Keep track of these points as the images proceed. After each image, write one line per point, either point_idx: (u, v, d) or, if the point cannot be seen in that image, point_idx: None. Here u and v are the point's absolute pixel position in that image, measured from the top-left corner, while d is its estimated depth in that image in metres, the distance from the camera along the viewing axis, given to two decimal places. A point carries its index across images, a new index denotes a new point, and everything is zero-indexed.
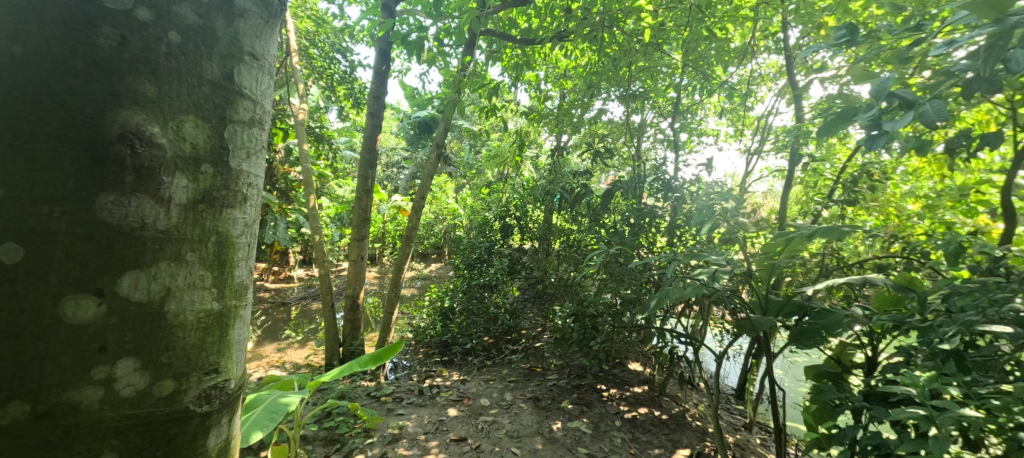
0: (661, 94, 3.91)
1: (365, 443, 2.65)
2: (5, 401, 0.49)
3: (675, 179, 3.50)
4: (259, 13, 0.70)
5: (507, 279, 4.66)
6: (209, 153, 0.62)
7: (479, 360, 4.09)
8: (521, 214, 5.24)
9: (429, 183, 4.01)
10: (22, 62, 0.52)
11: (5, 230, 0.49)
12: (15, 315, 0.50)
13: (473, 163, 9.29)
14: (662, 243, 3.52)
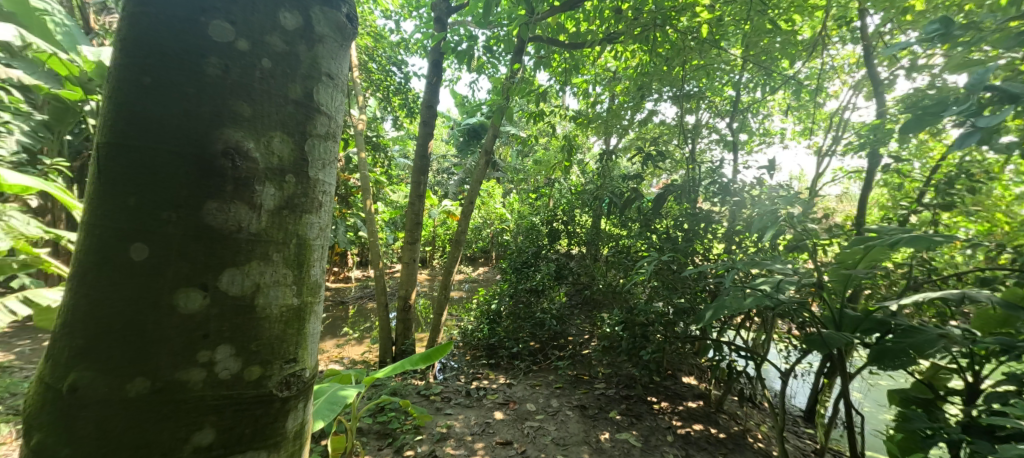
0: (718, 93, 3.80)
1: (415, 439, 2.75)
2: (131, 378, 0.58)
3: (734, 183, 3.37)
4: (335, 37, 0.77)
5: (554, 285, 4.68)
6: (292, 164, 0.70)
7: (526, 365, 4.12)
8: (568, 218, 5.23)
9: (478, 189, 4.10)
10: (150, 92, 0.62)
11: (137, 231, 0.59)
12: (140, 306, 0.59)
13: (520, 168, 9.36)
14: (719, 250, 3.41)
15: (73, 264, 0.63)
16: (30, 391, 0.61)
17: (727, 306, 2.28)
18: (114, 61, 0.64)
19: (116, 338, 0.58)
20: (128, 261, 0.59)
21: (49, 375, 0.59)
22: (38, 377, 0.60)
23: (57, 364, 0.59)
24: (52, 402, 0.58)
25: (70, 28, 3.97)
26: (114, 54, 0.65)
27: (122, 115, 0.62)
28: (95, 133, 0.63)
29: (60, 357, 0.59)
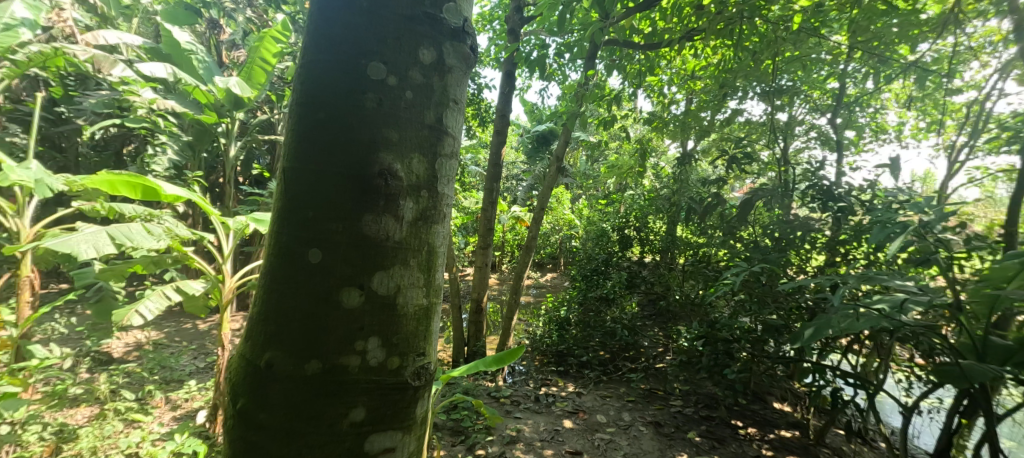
0: (817, 85, 3.56)
1: (486, 439, 2.86)
2: (308, 360, 0.70)
3: (836, 187, 3.06)
4: (459, 67, 0.87)
5: (625, 294, 4.59)
6: (426, 182, 0.80)
7: (595, 375, 4.04)
8: (640, 224, 5.11)
9: (548, 195, 4.15)
10: (325, 125, 0.75)
11: (315, 237, 0.71)
12: (315, 301, 0.71)
13: (590, 173, 9.26)
14: (820, 262, 3.18)
15: (264, 265, 0.78)
16: (234, 366, 0.76)
17: (832, 326, 2.13)
18: (297, 101, 0.80)
19: (297, 326, 0.71)
20: (307, 263, 0.72)
21: (248, 353, 0.74)
22: (240, 354, 0.75)
23: (254, 346, 0.73)
24: (251, 378, 0.72)
25: (208, 63, 4.67)
26: (296, 96, 0.80)
27: (303, 145, 0.76)
28: (281, 160, 0.78)
29: (256, 340, 0.73)
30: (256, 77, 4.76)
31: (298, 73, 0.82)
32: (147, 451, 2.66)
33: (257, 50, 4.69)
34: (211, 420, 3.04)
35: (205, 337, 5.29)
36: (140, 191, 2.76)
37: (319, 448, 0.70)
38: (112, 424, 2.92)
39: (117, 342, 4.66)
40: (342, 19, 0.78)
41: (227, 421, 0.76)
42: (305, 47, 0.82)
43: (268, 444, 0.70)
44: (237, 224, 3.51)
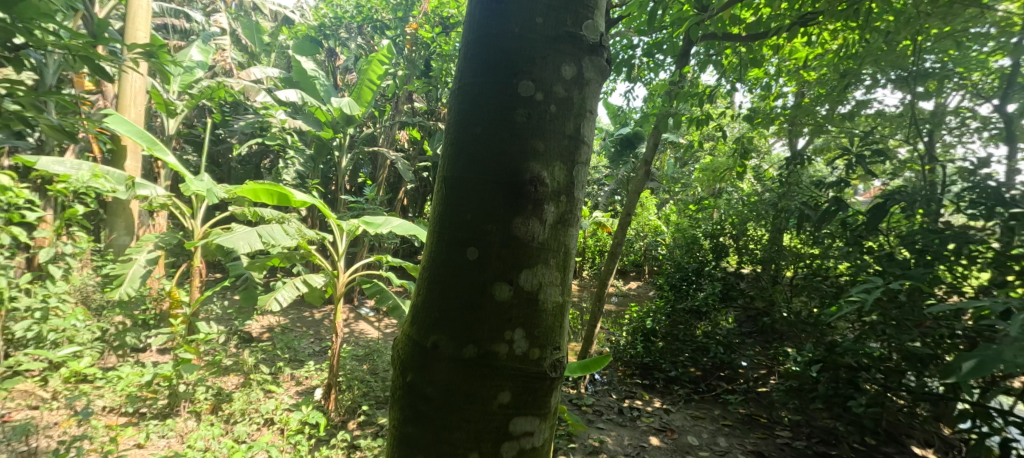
0: (976, 66, 3.04)
1: (569, 446, 3.25)
2: (466, 345, 0.80)
3: (1007, 189, 2.62)
4: (596, 81, 0.94)
5: (721, 307, 4.64)
6: (565, 188, 0.87)
7: (686, 392, 4.27)
8: (737, 233, 5.02)
9: (635, 201, 4.04)
10: (481, 138, 0.85)
11: (473, 236, 0.82)
12: (473, 294, 0.81)
13: (679, 177, 8.83)
14: (984, 280, 2.67)
15: (426, 260, 0.91)
16: (402, 345, 0.90)
17: (1001, 361, 1.84)
18: (455, 118, 0.92)
19: (457, 314, 0.82)
20: (465, 259, 0.83)
21: (415, 337, 0.86)
22: (407, 337, 0.89)
23: (419, 331, 0.85)
24: (417, 358, 0.84)
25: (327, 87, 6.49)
26: (453, 114, 0.93)
27: (462, 156, 0.87)
28: (441, 169, 0.90)
29: (420, 325, 0.86)
30: (363, 94, 6.34)
31: (455, 94, 0.95)
32: (281, 418, 3.51)
33: (367, 74, 6.24)
34: (323, 398, 3.92)
35: (320, 325, 6.43)
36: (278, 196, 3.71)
37: (474, 424, 0.80)
38: (256, 391, 3.82)
39: (256, 325, 5.85)
40: (493, 44, 0.89)
41: (395, 392, 0.89)
42: (461, 71, 0.94)
43: (432, 415, 0.81)
44: (349, 227, 4.10)
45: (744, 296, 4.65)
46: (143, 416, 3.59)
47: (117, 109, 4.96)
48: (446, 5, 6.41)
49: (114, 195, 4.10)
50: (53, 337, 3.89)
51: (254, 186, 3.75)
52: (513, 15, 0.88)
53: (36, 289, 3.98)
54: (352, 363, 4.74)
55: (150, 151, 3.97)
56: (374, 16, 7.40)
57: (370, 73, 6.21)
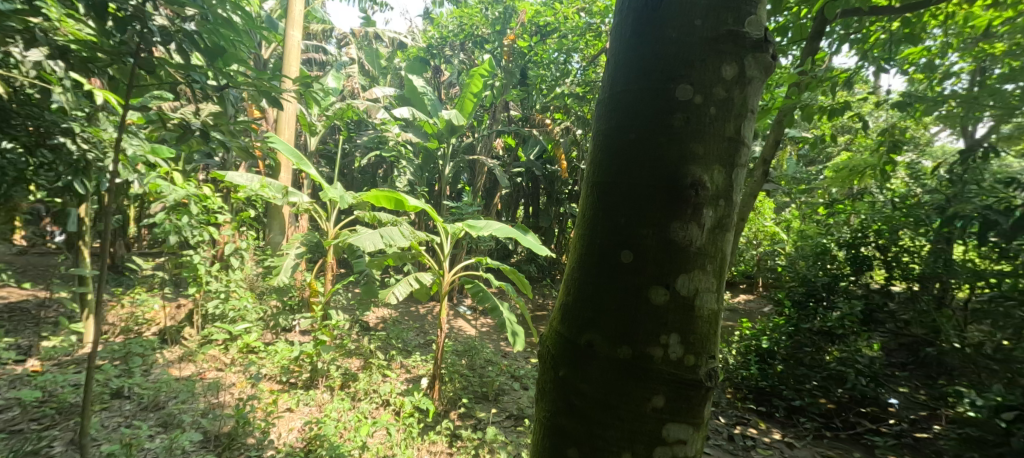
0: None
1: None
2: (620, 346, 0.82)
3: None
4: (760, 79, 0.89)
5: (863, 332, 4.09)
6: (725, 191, 0.85)
7: (814, 427, 3.89)
8: (886, 241, 4.26)
9: (750, 204, 3.67)
10: (636, 144, 0.87)
11: (628, 239, 0.84)
12: (628, 296, 0.83)
13: (802, 178, 7.94)
14: None
15: (575, 259, 0.95)
16: (551, 341, 0.95)
17: None
18: (605, 124, 0.95)
19: (611, 314, 0.84)
20: (619, 262, 0.85)
21: (566, 335, 0.90)
22: (556, 333, 0.94)
23: (571, 329, 0.89)
24: (568, 356, 0.89)
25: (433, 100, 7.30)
26: (603, 120, 0.96)
27: (614, 161, 0.90)
28: (591, 175, 0.94)
29: (571, 324, 0.90)
30: (465, 106, 6.87)
31: (604, 101, 0.98)
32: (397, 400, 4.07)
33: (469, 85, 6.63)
34: (429, 388, 4.50)
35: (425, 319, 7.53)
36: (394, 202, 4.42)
37: (628, 423, 0.81)
38: (375, 375, 4.43)
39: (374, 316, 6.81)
40: (647, 51, 0.90)
41: (545, 385, 0.95)
42: (611, 79, 0.96)
43: (587, 410, 0.85)
44: (453, 229, 4.68)
45: (894, 319, 4.07)
46: (293, 385, 4.37)
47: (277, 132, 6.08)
48: (543, 14, 7.70)
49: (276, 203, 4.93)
50: (230, 313, 4.82)
51: (376, 195, 4.45)
52: (670, 19, 0.88)
53: (219, 275, 4.97)
54: (452, 358, 5.35)
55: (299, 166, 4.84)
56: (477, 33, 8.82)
57: (471, 87, 6.66)
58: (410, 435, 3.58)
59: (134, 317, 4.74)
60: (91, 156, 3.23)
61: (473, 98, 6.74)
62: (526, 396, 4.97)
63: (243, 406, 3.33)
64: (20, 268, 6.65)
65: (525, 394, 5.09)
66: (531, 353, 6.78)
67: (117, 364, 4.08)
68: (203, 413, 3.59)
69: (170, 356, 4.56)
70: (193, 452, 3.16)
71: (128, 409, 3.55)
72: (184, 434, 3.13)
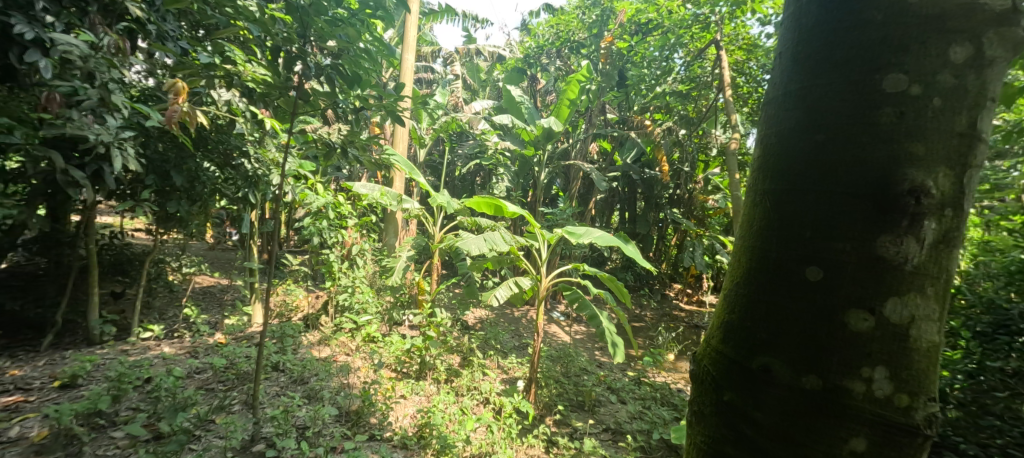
0: None
1: None
2: (805, 374, 0.72)
3: None
4: (1002, 57, 0.72)
5: None
6: (952, 199, 0.70)
7: None
8: None
9: None
10: (828, 144, 0.76)
11: (816, 255, 0.73)
12: (816, 319, 0.73)
13: None
14: None
15: (739, 272, 0.87)
16: (709, 359, 0.88)
17: None
18: (783, 123, 0.85)
19: (792, 336, 0.75)
20: (804, 281, 0.74)
21: (730, 357, 0.82)
22: (717, 353, 0.86)
23: (737, 350, 0.81)
24: (734, 378, 0.81)
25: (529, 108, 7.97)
26: (779, 119, 0.86)
27: (796, 164, 0.80)
28: (764, 179, 0.85)
29: (737, 345, 0.82)
30: (561, 111, 7.42)
31: (779, 97, 0.88)
32: (496, 400, 4.44)
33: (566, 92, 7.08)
34: (525, 391, 4.75)
35: (518, 322, 8.01)
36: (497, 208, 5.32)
37: None
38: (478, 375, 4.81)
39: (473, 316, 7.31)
40: (840, 40, 0.79)
41: (702, 408, 0.88)
42: (789, 73, 0.86)
43: (762, 442, 0.76)
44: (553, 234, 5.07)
45: None
46: (407, 374, 4.89)
47: (394, 144, 6.88)
48: (644, 11, 7.08)
49: (391, 208, 5.94)
50: (356, 306, 5.50)
51: (480, 201, 5.41)
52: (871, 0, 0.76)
53: (348, 271, 5.70)
54: (547, 364, 5.56)
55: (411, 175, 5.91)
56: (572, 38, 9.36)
57: (567, 93, 7.19)
58: (509, 436, 3.86)
59: (285, 303, 5.71)
60: (261, 171, 4.52)
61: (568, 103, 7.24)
62: (620, 410, 4.95)
63: (368, 389, 3.82)
64: (208, 259, 8.32)
65: (619, 407, 5.07)
66: (628, 365, 6.66)
67: (275, 342, 4.90)
68: (338, 391, 4.12)
69: (313, 339, 5.32)
70: (331, 423, 3.70)
71: (282, 380, 4.27)
72: (324, 408, 3.61)
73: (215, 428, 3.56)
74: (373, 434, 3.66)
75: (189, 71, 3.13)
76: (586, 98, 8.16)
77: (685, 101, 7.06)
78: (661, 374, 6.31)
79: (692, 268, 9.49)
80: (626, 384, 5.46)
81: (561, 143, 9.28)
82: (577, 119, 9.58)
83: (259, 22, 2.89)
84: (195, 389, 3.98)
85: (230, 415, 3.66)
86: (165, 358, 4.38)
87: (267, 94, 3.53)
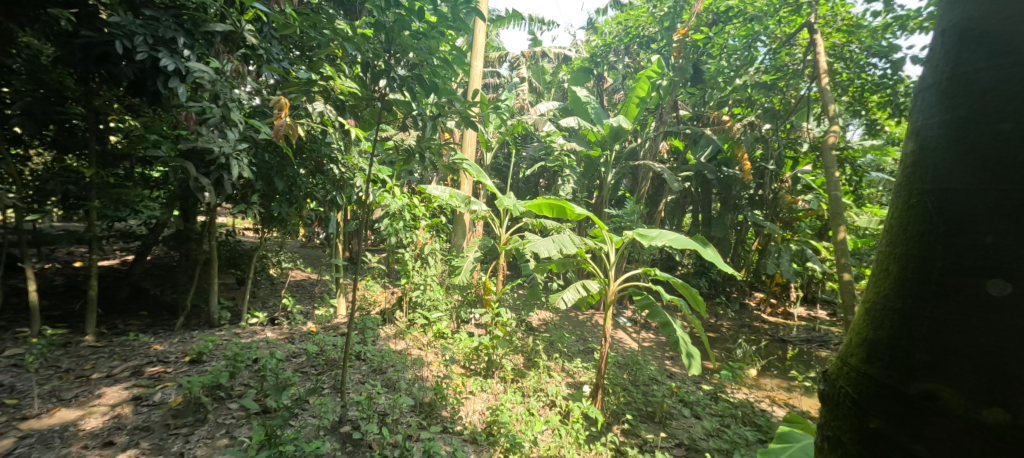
0: None
1: None
2: (975, 400, 0.74)
3: None
4: None
5: None
6: None
7: None
8: None
9: None
10: (994, 170, 0.76)
11: (982, 275, 0.75)
12: (984, 343, 0.75)
13: None
14: None
15: (891, 293, 0.91)
16: (852, 379, 0.95)
17: None
18: (939, 140, 0.87)
19: (955, 359, 0.78)
20: (968, 304, 0.77)
21: (877, 378, 0.89)
22: (860, 373, 0.93)
23: (883, 372, 0.88)
24: (879, 399, 0.88)
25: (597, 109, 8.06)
26: (935, 135, 0.89)
27: (956, 183, 0.82)
28: (921, 197, 0.88)
29: (883, 367, 0.88)
30: (630, 110, 7.73)
31: (934, 113, 0.89)
32: (560, 403, 4.47)
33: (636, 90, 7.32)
34: (592, 396, 4.69)
35: (583, 325, 7.92)
36: (566, 210, 5.39)
37: None
38: (543, 378, 4.86)
39: (539, 318, 7.37)
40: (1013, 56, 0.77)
41: (846, 431, 0.95)
42: (946, 89, 0.87)
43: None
44: (625, 237, 5.02)
45: None
46: (473, 370, 5.07)
47: (464, 148, 7.17)
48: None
49: (460, 210, 6.21)
50: (428, 302, 5.76)
51: (545, 203, 5.47)
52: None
53: (422, 269, 5.95)
54: (614, 371, 5.46)
55: (480, 179, 6.15)
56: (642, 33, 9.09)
57: (637, 91, 7.46)
58: (577, 441, 3.86)
59: (365, 298, 6.17)
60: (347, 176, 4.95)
61: (638, 101, 7.52)
62: (694, 425, 4.71)
63: (440, 383, 4.03)
64: (300, 256, 9.18)
65: (693, 422, 4.82)
66: (702, 377, 6.34)
67: (357, 334, 5.29)
68: (413, 382, 4.38)
69: (389, 334, 5.68)
70: (408, 412, 3.95)
71: (364, 369, 4.63)
72: (402, 397, 3.86)
73: (310, 407, 3.93)
74: (445, 426, 3.87)
75: (292, 88, 3.64)
76: (656, 94, 8.14)
77: (770, 92, 6.88)
78: (742, 390, 5.91)
79: (775, 275, 9.06)
80: (700, 397, 5.21)
81: (631, 142, 9.08)
82: (647, 116, 9.28)
83: (352, 41, 3.34)
84: (292, 371, 4.41)
85: (321, 397, 4.04)
86: (268, 343, 4.92)
87: (355, 105, 3.87)
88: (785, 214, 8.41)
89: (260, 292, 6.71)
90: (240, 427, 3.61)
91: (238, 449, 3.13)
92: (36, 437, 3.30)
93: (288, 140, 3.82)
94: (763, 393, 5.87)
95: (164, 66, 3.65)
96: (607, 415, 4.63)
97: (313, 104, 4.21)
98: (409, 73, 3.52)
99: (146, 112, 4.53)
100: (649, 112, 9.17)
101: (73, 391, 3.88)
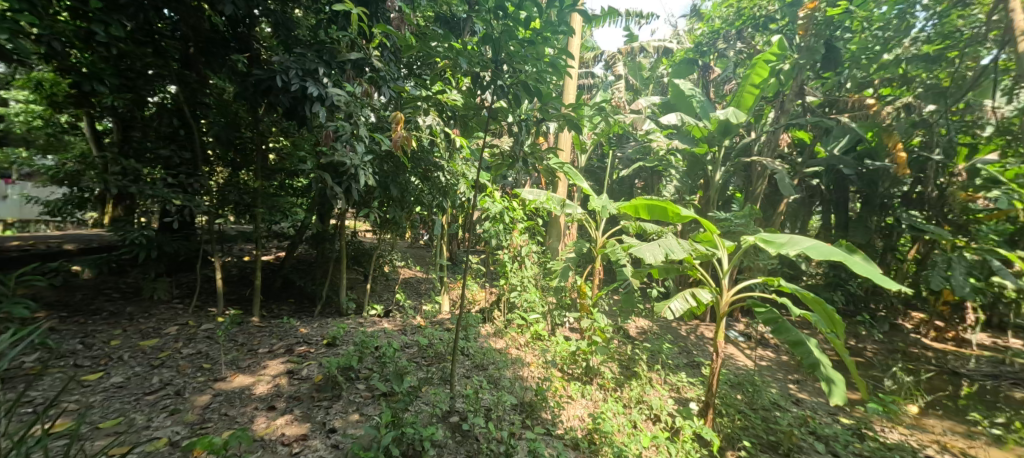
0: None
1: None
2: None
3: None
4: None
5: None
6: None
7: None
8: None
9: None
10: None
11: None
12: None
13: None
14: None
15: None
16: None
17: None
18: None
19: None
20: None
21: None
22: None
23: None
24: None
25: (704, 102, 8.16)
26: None
27: None
28: None
29: None
30: (744, 101, 7.53)
31: None
32: (663, 417, 4.48)
33: (749, 78, 7.33)
34: (703, 415, 4.65)
35: (684, 335, 7.63)
36: (675, 213, 5.25)
37: None
38: (641, 391, 4.90)
39: (636, 326, 7.27)
40: None
41: None
42: None
43: None
44: (746, 242, 4.79)
45: None
46: (570, 374, 5.22)
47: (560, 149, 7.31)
48: None
49: (557, 212, 6.40)
50: (526, 304, 6.03)
51: (648, 204, 5.39)
52: None
53: (520, 270, 6.18)
54: (726, 390, 5.20)
55: (576, 181, 6.26)
56: (757, 12, 8.27)
57: (753, 79, 7.33)
58: None
59: (466, 297, 6.63)
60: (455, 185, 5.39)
61: (753, 90, 7.37)
62: None
63: (542, 385, 4.26)
64: (408, 255, 10.07)
65: None
66: (833, 407, 5.69)
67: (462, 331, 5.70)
68: (515, 381, 4.67)
69: (492, 334, 6.03)
70: (512, 410, 4.23)
71: (469, 365, 5.02)
72: (505, 395, 4.15)
73: (425, 395, 4.37)
74: (547, 428, 4.09)
75: (413, 102, 4.13)
76: (776, 80, 7.49)
77: (933, 65, 6.71)
78: (895, 429, 5.08)
79: (945, 291, 7.75)
80: (838, 431, 4.64)
81: (741, 138, 8.48)
82: (763, 106, 8.46)
83: (464, 55, 3.67)
84: (408, 360, 4.94)
85: (434, 386, 4.47)
86: (387, 334, 5.53)
87: (465, 116, 4.23)
88: (956, 216, 7.28)
89: (377, 287, 7.53)
90: (367, 405, 4.18)
91: (370, 426, 3.64)
92: (223, 396, 4.17)
93: (402, 152, 4.27)
94: (925, 435, 5.07)
95: (311, 94, 4.36)
96: (718, 433, 4.58)
97: (424, 117, 4.70)
98: (513, 82, 3.74)
99: (295, 133, 5.32)
100: (767, 101, 8.37)
101: (247, 361, 4.80)
